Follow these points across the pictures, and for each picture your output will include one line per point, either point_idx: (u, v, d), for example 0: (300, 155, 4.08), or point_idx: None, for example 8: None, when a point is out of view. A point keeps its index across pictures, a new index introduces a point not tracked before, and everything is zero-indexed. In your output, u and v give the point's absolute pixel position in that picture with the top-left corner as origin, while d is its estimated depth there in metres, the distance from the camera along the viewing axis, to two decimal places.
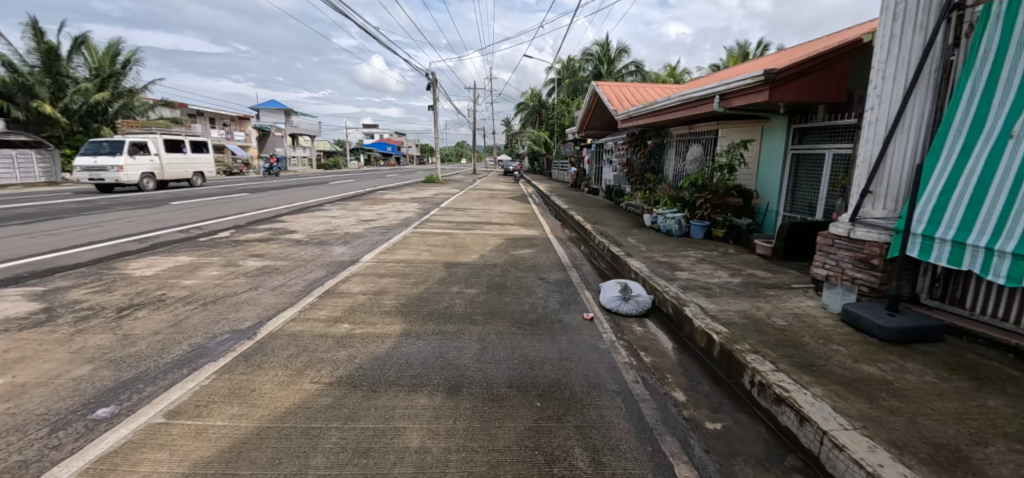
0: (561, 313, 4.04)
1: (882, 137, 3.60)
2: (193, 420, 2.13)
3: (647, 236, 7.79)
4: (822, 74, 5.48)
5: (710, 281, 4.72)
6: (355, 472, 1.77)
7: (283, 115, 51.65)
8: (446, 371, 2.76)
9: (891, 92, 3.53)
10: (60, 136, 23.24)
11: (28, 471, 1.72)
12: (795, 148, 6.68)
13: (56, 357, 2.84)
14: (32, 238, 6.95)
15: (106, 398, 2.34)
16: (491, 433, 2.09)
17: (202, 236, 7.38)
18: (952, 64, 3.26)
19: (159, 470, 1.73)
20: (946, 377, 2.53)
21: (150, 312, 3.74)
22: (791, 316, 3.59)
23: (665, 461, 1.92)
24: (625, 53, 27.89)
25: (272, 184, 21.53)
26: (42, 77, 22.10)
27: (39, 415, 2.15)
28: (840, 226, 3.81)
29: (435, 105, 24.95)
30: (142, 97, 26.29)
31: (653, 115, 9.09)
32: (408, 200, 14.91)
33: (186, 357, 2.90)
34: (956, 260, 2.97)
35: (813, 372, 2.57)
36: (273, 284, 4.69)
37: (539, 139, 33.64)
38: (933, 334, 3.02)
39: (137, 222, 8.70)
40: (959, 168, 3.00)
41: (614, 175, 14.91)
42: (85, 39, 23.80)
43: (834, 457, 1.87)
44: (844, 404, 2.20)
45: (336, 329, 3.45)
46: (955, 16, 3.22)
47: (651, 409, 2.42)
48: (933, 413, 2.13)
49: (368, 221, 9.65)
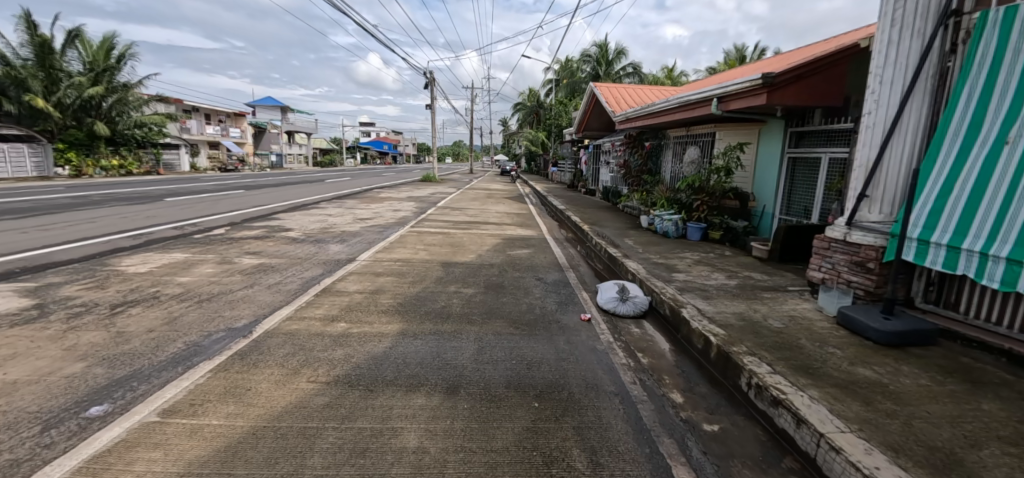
0: (559, 314, 4.04)
1: (879, 141, 3.61)
2: (188, 419, 2.11)
3: (644, 237, 7.78)
4: (820, 78, 5.51)
5: (707, 283, 4.74)
6: (351, 472, 1.76)
7: (280, 113, 51.46)
8: (444, 370, 2.76)
9: (889, 97, 3.55)
10: (52, 131, 23.00)
11: (19, 469, 1.69)
12: (791, 151, 6.72)
13: (49, 355, 2.80)
14: (22, 234, 6.86)
15: (100, 396, 2.31)
16: (489, 433, 2.09)
17: (197, 233, 7.32)
18: (949, 69, 3.30)
19: (154, 470, 1.71)
20: (941, 381, 2.55)
21: (144, 310, 3.71)
22: (787, 318, 3.61)
23: (663, 462, 1.93)
24: (624, 55, 28.11)
25: (268, 180, 21.49)
26: (36, 70, 21.83)
27: (31, 412, 2.12)
28: (836, 229, 3.85)
29: (431, 105, 25.01)
30: (137, 93, 26.17)
31: (650, 117, 9.13)
32: (404, 198, 14.92)
33: (181, 355, 2.87)
34: (952, 264, 2.99)
35: (810, 375, 2.59)
36: (269, 283, 4.65)
37: (537, 139, 33.78)
38: (928, 338, 3.06)
39: (131, 218, 8.63)
40: (957, 171, 3.02)
41: (610, 176, 14.95)
42: (80, 33, 23.53)
43: (831, 459, 1.88)
44: (840, 405, 2.22)
45: (333, 328, 3.43)
46: (952, 22, 3.27)
47: (649, 410, 2.43)
48: (928, 416, 2.15)
49: (365, 220, 9.64)
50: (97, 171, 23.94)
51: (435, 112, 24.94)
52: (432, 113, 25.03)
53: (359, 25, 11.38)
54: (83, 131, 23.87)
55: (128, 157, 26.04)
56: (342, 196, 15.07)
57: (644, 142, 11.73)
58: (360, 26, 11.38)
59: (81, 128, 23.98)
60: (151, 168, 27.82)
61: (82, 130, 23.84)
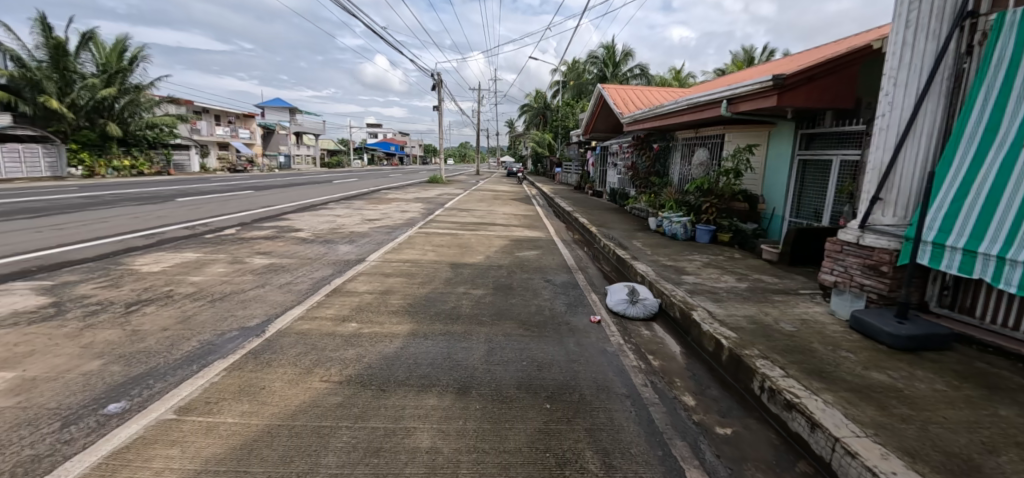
0: (568, 315, 4.05)
1: (893, 144, 3.59)
2: (204, 417, 2.13)
3: (652, 239, 7.75)
4: (830, 80, 5.48)
5: (716, 285, 4.72)
6: (366, 471, 1.77)
7: (288, 114, 52.00)
8: (455, 371, 2.77)
9: (903, 99, 3.52)
10: (65, 132, 23.31)
11: (40, 465, 1.72)
12: (801, 153, 6.68)
13: (66, 352, 2.85)
14: (38, 233, 7.00)
15: (117, 393, 2.34)
16: (502, 434, 2.10)
17: (208, 233, 7.40)
18: (965, 71, 3.26)
19: (172, 467, 1.74)
20: (957, 386, 2.52)
21: (158, 308, 3.75)
22: (799, 321, 3.59)
23: (676, 465, 1.92)
24: (630, 57, 28.00)
25: (276, 181, 21.62)
26: (49, 72, 22.19)
27: (50, 409, 2.16)
28: (849, 232, 3.82)
29: (437, 107, 25.11)
30: (148, 94, 26.51)
31: (658, 119, 9.10)
32: (411, 200, 14.97)
33: (195, 353, 2.91)
34: (968, 268, 2.96)
35: (822, 379, 2.57)
36: (280, 282, 4.70)
37: (543, 141, 33.81)
38: (943, 341, 3.03)
39: (143, 218, 8.73)
40: (972, 175, 2.99)
41: (618, 178, 14.93)
42: (93, 35, 23.94)
43: (846, 464, 1.87)
44: (855, 410, 2.21)
45: (344, 328, 3.46)
46: (968, 24, 3.22)
47: (660, 412, 2.42)
48: (945, 422, 2.12)
49: (373, 221, 9.69)
50: (109, 172, 24.28)
51: (441, 114, 25.02)
52: (438, 115, 25.13)
53: (366, 27, 11.48)
54: (96, 132, 24.22)
55: (138, 158, 26.36)
56: (350, 196, 15.16)
57: (651, 144, 11.70)
58: (367, 27, 11.48)
59: (93, 130, 24.32)
60: (161, 168, 28.15)
61: (94, 131, 24.18)
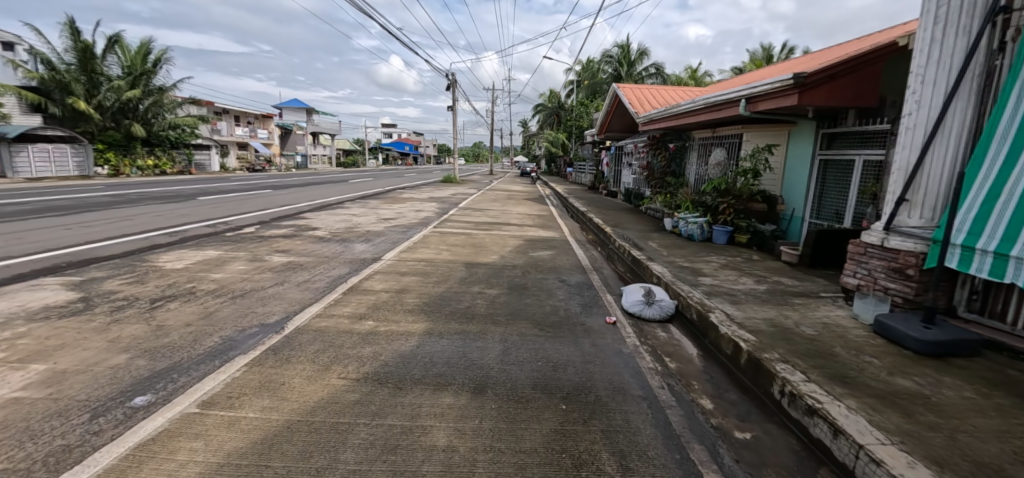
0: (583, 316, 4.02)
1: (920, 143, 3.48)
2: (226, 411, 2.18)
3: (668, 240, 7.66)
4: (853, 78, 5.35)
5: (734, 287, 4.64)
6: (383, 468, 1.79)
7: (305, 115, 52.90)
8: (470, 370, 2.78)
9: (931, 98, 3.41)
10: (93, 133, 24.10)
11: (70, 455, 1.78)
12: (822, 153, 6.52)
13: (94, 346, 2.95)
14: (67, 230, 7.23)
15: (142, 387, 2.41)
16: (517, 434, 2.10)
17: (228, 232, 7.57)
18: (997, 68, 3.14)
19: (196, 460, 1.78)
20: (987, 394, 2.43)
21: (181, 305, 3.85)
22: (820, 325, 3.51)
23: (694, 469, 1.90)
24: (646, 56, 27.72)
25: (293, 181, 21.99)
26: (78, 74, 22.97)
27: (79, 401, 2.23)
28: (873, 234, 3.72)
29: (451, 108, 25.24)
30: (171, 95, 27.23)
31: (674, 118, 8.99)
32: (425, 199, 15.08)
33: (217, 349, 2.98)
34: (999, 272, 2.86)
35: (845, 384, 2.51)
36: (297, 280, 4.78)
37: (557, 140, 33.70)
38: (971, 348, 2.93)
39: (166, 216, 8.97)
40: (1005, 176, 2.87)
41: (633, 178, 14.80)
42: (119, 39, 24.68)
43: (870, 472, 1.82)
44: (880, 417, 2.15)
45: (360, 326, 3.50)
46: (1001, 19, 3.10)
47: (677, 415, 2.39)
48: (975, 431, 2.05)
49: (388, 220, 9.80)
50: (133, 171, 25.01)
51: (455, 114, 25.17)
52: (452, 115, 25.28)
53: (382, 28, 11.59)
54: (121, 132, 24.96)
55: (162, 158, 27.11)
56: (364, 196, 15.33)
57: (667, 144, 11.57)
58: (382, 29, 11.59)
59: (119, 130, 25.07)
60: (183, 168, 28.90)
61: (120, 132, 24.92)
